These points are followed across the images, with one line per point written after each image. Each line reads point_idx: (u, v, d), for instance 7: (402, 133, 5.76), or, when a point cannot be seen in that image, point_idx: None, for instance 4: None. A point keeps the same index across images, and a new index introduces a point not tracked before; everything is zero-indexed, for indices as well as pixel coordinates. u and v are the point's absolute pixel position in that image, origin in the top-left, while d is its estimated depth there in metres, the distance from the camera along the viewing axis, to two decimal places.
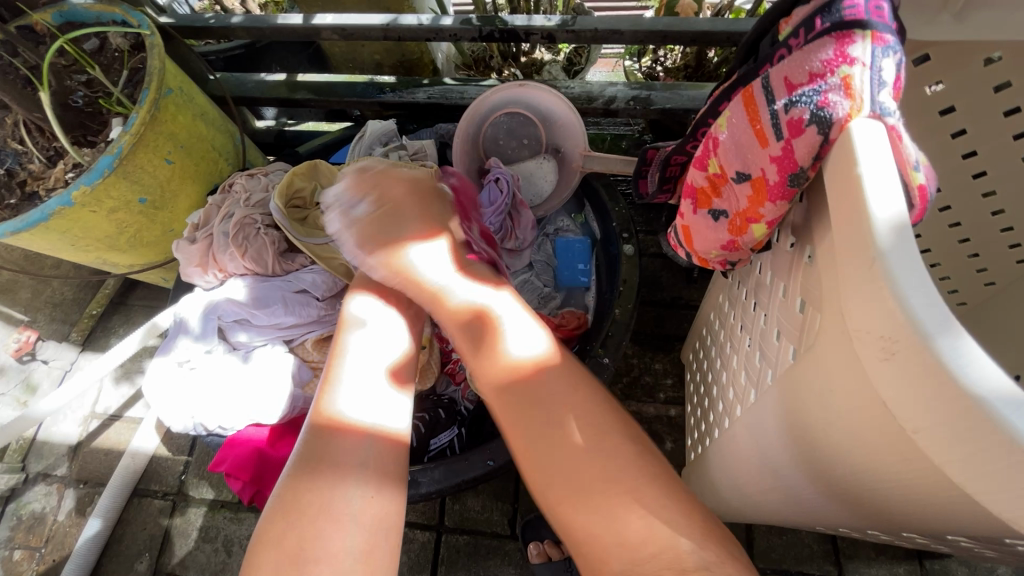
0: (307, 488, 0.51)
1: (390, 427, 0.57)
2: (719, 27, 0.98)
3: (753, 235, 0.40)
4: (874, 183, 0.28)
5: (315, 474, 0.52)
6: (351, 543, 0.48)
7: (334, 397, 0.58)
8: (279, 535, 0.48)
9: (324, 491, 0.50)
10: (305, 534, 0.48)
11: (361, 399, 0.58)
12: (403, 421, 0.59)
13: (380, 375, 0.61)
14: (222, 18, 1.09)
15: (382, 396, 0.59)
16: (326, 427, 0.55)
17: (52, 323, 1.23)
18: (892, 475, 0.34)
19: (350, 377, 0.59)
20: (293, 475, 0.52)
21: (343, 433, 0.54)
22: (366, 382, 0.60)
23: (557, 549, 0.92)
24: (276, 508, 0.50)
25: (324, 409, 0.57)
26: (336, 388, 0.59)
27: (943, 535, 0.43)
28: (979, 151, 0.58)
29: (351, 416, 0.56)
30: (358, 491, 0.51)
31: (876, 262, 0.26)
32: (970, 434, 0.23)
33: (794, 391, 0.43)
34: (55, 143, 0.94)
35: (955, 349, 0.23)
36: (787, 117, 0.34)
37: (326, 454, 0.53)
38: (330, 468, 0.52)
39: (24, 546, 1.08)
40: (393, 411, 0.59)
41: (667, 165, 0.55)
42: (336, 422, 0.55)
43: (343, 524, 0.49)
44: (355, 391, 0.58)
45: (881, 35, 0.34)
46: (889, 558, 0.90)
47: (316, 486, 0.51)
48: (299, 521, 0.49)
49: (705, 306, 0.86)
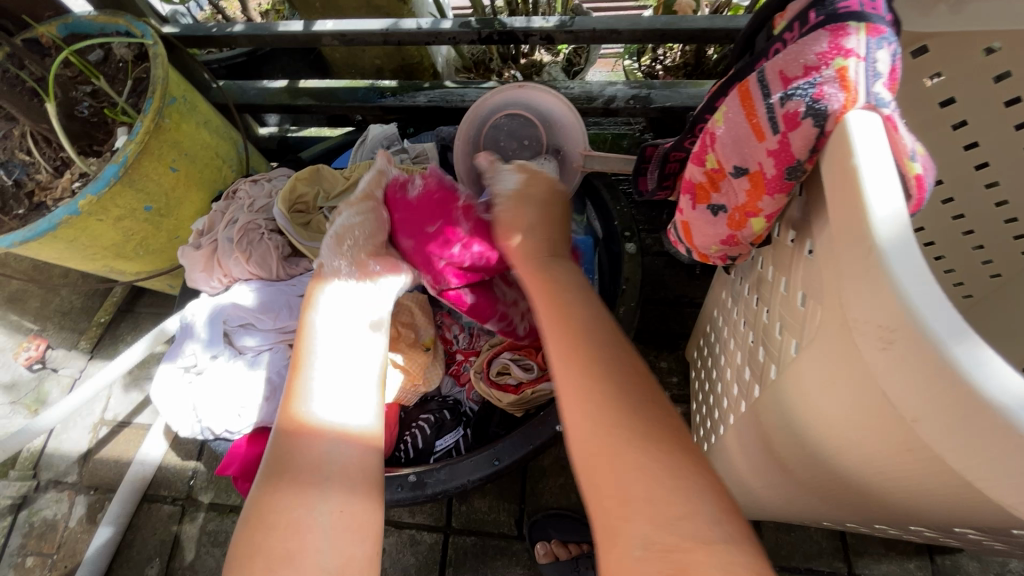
0: (276, 496, 0.50)
1: (356, 427, 0.56)
2: (717, 24, 0.98)
3: (752, 229, 0.40)
4: (870, 175, 0.28)
5: (282, 481, 0.51)
6: (318, 553, 0.46)
7: (306, 399, 0.56)
8: (245, 544, 0.47)
9: (292, 499, 0.49)
10: (270, 544, 0.47)
11: (334, 401, 0.57)
12: (370, 418, 0.58)
13: (356, 376, 0.60)
14: (224, 27, 1.10)
15: (352, 394, 0.58)
16: (293, 430, 0.54)
17: (61, 332, 1.24)
18: (894, 468, 0.34)
19: (322, 379, 0.58)
20: (261, 482, 0.51)
21: (309, 436, 0.54)
22: (340, 382, 0.59)
23: (564, 548, 0.93)
24: (247, 517, 0.49)
25: (292, 412, 0.56)
26: (309, 390, 0.57)
27: (950, 528, 0.43)
28: (980, 142, 0.58)
29: (319, 417, 0.55)
30: (324, 499, 0.50)
31: (874, 255, 0.26)
32: (982, 430, 0.23)
33: (794, 385, 0.43)
34: (61, 153, 0.96)
35: (968, 352, 0.23)
36: (783, 110, 0.34)
37: (293, 461, 0.52)
38: (293, 475, 0.51)
39: (37, 553, 1.09)
40: (358, 408, 0.57)
41: (665, 162, 0.56)
42: (303, 426, 0.54)
43: (309, 534, 0.47)
44: (324, 392, 0.57)
45: (874, 28, 0.34)
46: (899, 554, 0.90)
47: (283, 493, 0.50)
48: (266, 528, 0.48)
49: (708, 303, 0.86)
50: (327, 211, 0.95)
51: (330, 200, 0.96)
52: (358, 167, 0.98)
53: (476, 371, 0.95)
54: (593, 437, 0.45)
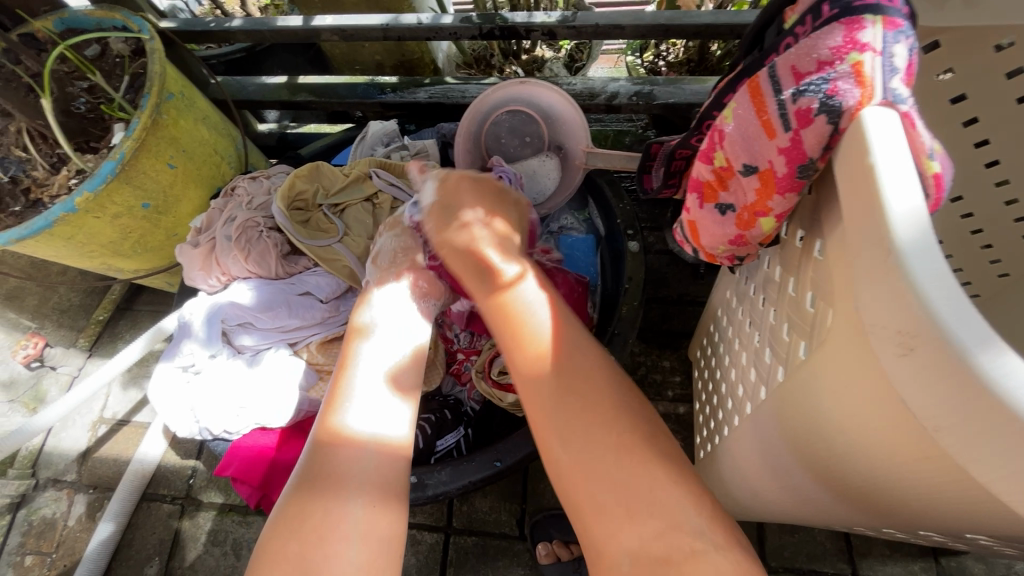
0: (306, 501, 0.49)
1: (393, 437, 0.54)
2: (721, 20, 0.97)
3: (761, 229, 0.39)
4: (889, 173, 0.27)
5: (314, 487, 0.50)
6: (346, 554, 0.46)
7: (342, 410, 0.55)
8: (275, 549, 0.47)
9: (320, 502, 0.49)
10: (300, 546, 0.46)
11: (368, 412, 0.55)
12: (404, 428, 0.56)
13: (395, 390, 0.58)
14: (222, 22, 1.09)
15: (385, 405, 0.56)
16: (329, 441, 0.53)
17: (60, 330, 1.24)
18: (909, 475, 0.33)
19: (359, 389, 0.57)
20: (293, 490, 0.50)
21: (343, 444, 0.52)
22: (372, 395, 0.57)
23: (566, 549, 0.92)
24: (276, 520, 0.49)
25: (330, 423, 0.54)
26: (344, 403, 0.56)
27: (961, 533, 0.42)
28: (992, 140, 0.57)
29: (353, 428, 0.53)
30: (356, 507, 0.49)
31: (892, 257, 0.25)
32: (1012, 443, 0.22)
33: (804, 387, 0.42)
34: (58, 150, 0.94)
35: (993, 359, 0.22)
36: (795, 107, 0.33)
37: (326, 469, 0.51)
38: (325, 482, 0.50)
39: (35, 552, 1.09)
40: (393, 419, 0.56)
41: (671, 160, 0.54)
42: (339, 435, 0.53)
43: (337, 535, 0.47)
44: (359, 404, 0.55)
45: (890, 21, 0.33)
46: (903, 555, 0.89)
47: (313, 500, 0.49)
48: (294, 535, 0.47)
49: (712, 302, 0.85)
50: (328, 209, 0.95)
51: (330, 198, 0.96)
52: (358, 163, 0.98)
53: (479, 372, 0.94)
54: None
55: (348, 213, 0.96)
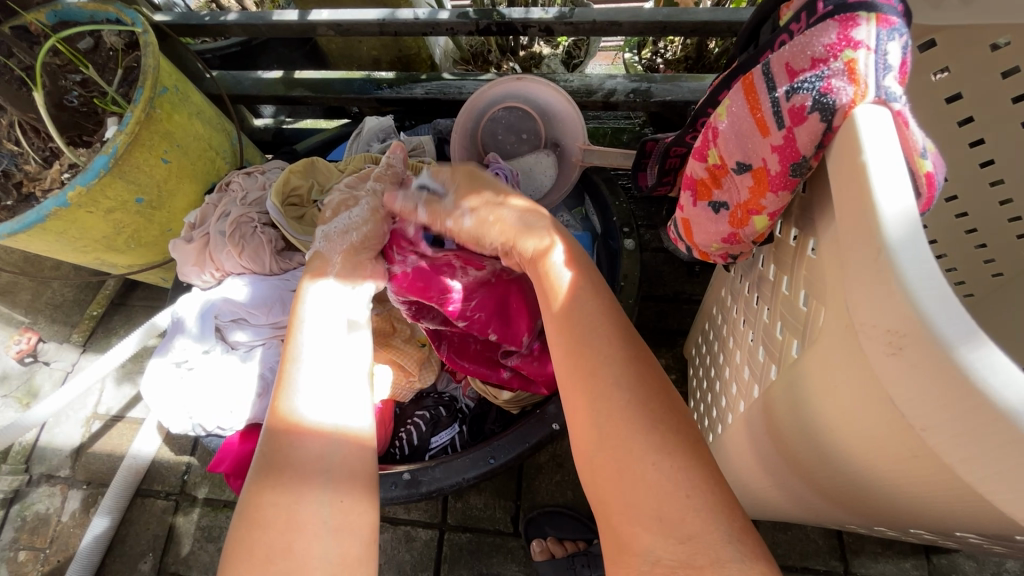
0: (271, 495, 0.48)
1: (351, 426, 0.54)
2: (719, 17, 0.96)
3: (754, 228, 0.39)
4: (880, 172, 0.27)
5: (277, 481, 0.49)
6: (317, 553, 0.45)
7: (293, 395, 0.54)
8: (242, 544, 0.46)
9: (287, 497, 0.48)
10: (269, 541, 0.46)
11: (320, 398, 0.54)
12: (362, 416, 0.55)
13: (345, 371, 0.57)
14: (217, 16, 1.08)
15: (341, 394, 0.55)
16: (286, 429, 0.52)
17: (53, 325, 1.23)
18: (898, 473, 0.33)
19: (307, 373, 0.55)
20: (255, 480, 0.49)
21: (307, 436, 0.51)
22: (328, 381, 0.56)
23: (560, 546, 0.93)
24: (240, 516, 0.48)
25: (282, 410, 0.53)
26: (295, 388, 0.55)
27: (952, 532, 0.42)
28: (987, 139, 0.57)
29: (310, 417, 0.53)
30: (324, 499, 0.48)
31: (882, 255, 0.25)
32: (997, 440, 0.22)
33: (795, 386, 0.42)
34: (50, 144, 0.94)
35: (974, 352, 0.22)
36: (788, 105, 0.33)
37: (288, 459, 0.50)
38: (290, 474, 0.49)
39: (29, 548, 1.08)
40: (350, 407, 0.55)
41: (666, 157, 0.54)
42: (296, 425, 0.52)
43: (308, 531, 0.46)
44: (314, 391, 0.54)
45: (886, 18, 0.33)
46: (895, 552, 0.89)
47: (278, 493, 0.48)
48: (262, 528, 0.46)
49: (707, 300, 0.85)
50: (324, 205, 0.94)
51: (325, 193, 0.95)
52: (353, 159, 0.98)
53: None
54: (611, 435, 0.43)
55: None
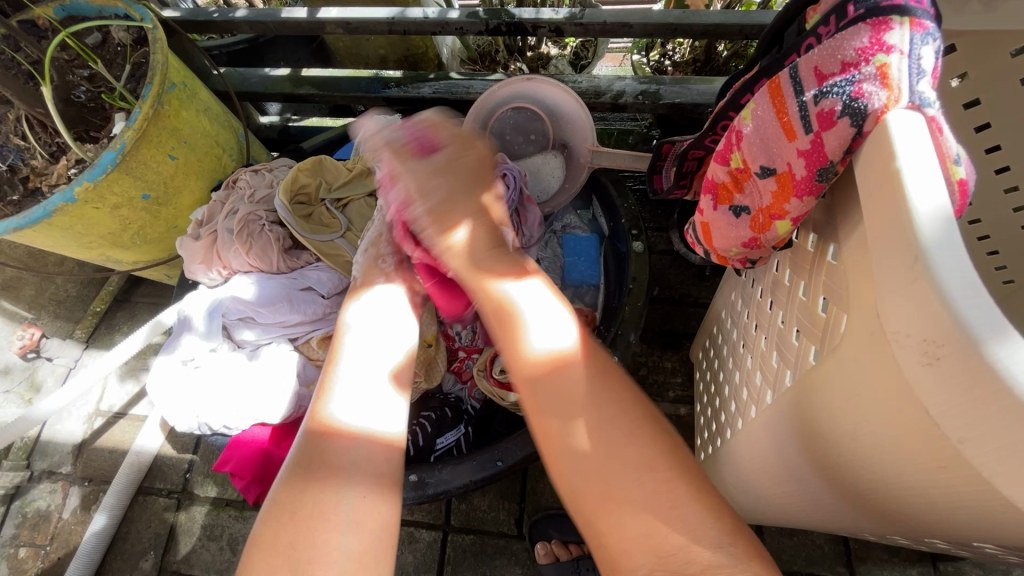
0: (298, 492, 0.48)
1: (387, 432, 0.54)
2: (730, 20, 0.96)
3: (776, 233, 0.39)
4: (914, 174, 0.26)
5: (305, 479, 0.49)
6: (339, 546, 0.45)
7: (330, 399, 0.54)
8: (268, 541, 0.46)
9: (313, 495, 0.48)
10: (292, 534, 0.46)
11: (357, 404, 0.54)
12: (397, 424, 0.55)
13: (385, 380, 0.58)
14: (225, 12, 1.07)
15: (378, 400, 0.55)
16: (323, 431, 0.52)
17: (56, 321, 1.22)
18: (923, 480, 0.32)
19: (345, 378, 0.56)
20: (288, 478, 0.50)
21: (338, 436, 0.51)
22: (364, 385, 0.56)
23: (564, 549, 0.92)
24: (269, 511, 0.48)
25: (319, 413, 0.53)
26: (331, 391, 0.55)
27: (969, 542, 0.42)
28: (1004, 146, 0.56)
29: (345, 420, 0.53)
30: (350, 496, 0.48)
31: (917, 259, 0.25)
32: None
33: (814, 393, 0.41)
34: (57, 139, 0.93)
35: (1009, 351, 0.22)
36: (817, 109, 0.33)
37: (319, 458, 0.50)
38: (319, 473, 0.49)
39: (29, 544, 1.08)
40: (386, 414, 0.55)
41: (684, 160, 0.53)
42: (330, 427, 0.52)
43: (333, 525, 0.46)
44: (349, 395, 0.54)
45: (919, 22, 0.33)
46: (902, 560, 0.89)
47: (305, 490, 0.48)
48: (289, 523, 0.46)
49: (715, 304, 0.84)
50: (331, 204, 0.95)
51: (333, 191, 0.96)
52: (362, 158, 0.99)
53: (480, 370, 0.93)
54: None
55: (351, 207, 0.96)
